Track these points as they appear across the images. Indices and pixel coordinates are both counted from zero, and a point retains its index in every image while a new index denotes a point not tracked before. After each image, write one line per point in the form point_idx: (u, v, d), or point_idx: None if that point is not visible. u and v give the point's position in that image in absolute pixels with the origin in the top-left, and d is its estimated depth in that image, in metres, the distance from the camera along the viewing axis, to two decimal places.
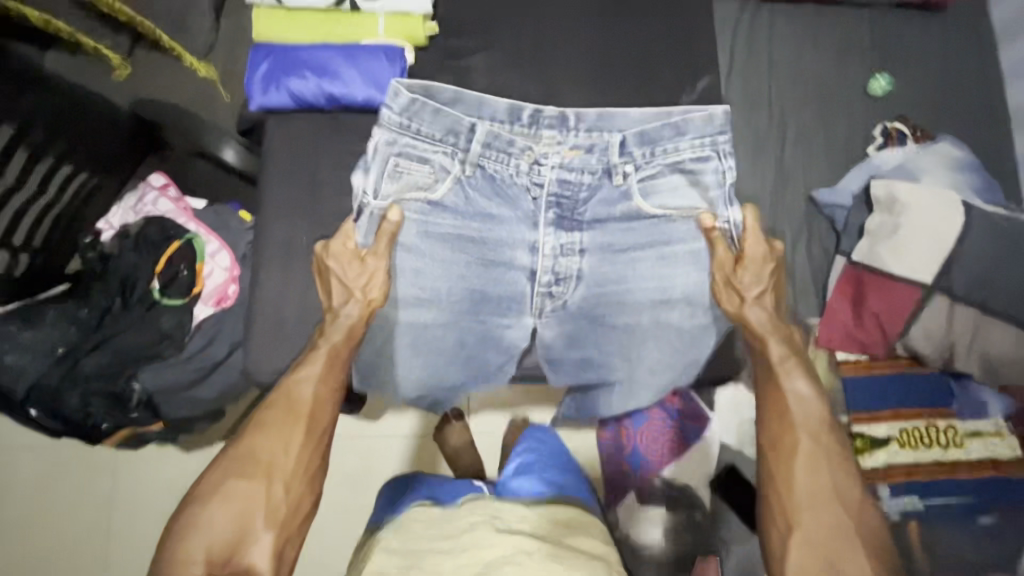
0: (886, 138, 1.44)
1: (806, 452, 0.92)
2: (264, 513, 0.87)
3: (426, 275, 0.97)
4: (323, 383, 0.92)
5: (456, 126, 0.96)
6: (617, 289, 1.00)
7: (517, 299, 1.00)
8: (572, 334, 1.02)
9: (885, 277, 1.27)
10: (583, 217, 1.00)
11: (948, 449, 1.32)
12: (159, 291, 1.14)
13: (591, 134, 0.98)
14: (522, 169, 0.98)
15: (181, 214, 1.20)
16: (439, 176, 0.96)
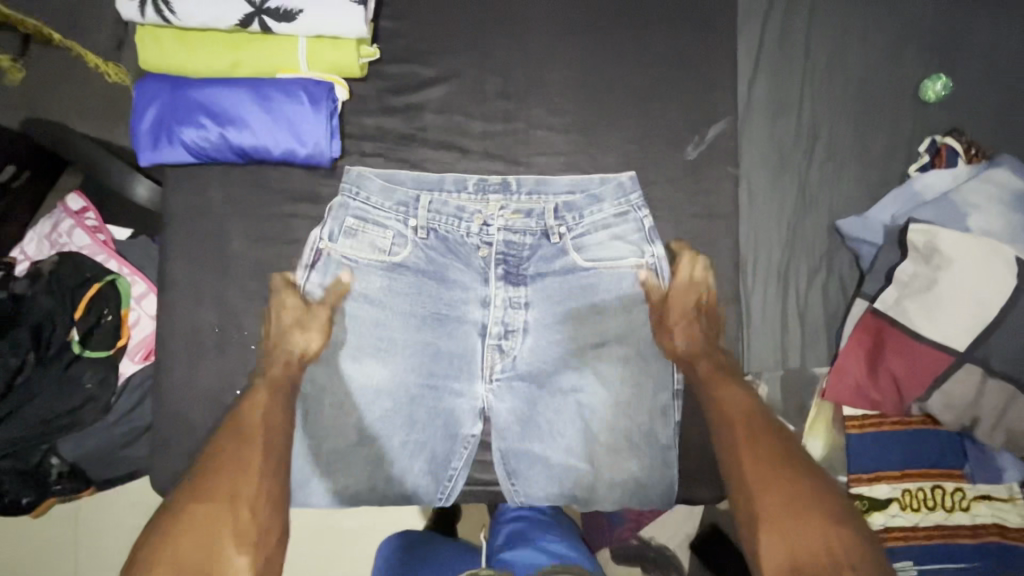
0: (934, 156, 1.22)
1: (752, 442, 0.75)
2: (231, 537, 0.64)
3: (359, 349, 0.75)
4: (271, 407, 0.74)
5: (395, 196, 0.77)
6: (582, 361, 0.77)
7: (468, 367, 0.77)
8: (532, 417, 0.76)
9: (910, 336, 1.11)
10: (531, 273, 0.77)
11: (952, 512, 1.20)
12: (78, 342, 1.00)
13: (529, 199, 0.78)
14: (471, 231, 0.78)
15: (100, 249, 1.05)
16: (390, 234, 0.76)
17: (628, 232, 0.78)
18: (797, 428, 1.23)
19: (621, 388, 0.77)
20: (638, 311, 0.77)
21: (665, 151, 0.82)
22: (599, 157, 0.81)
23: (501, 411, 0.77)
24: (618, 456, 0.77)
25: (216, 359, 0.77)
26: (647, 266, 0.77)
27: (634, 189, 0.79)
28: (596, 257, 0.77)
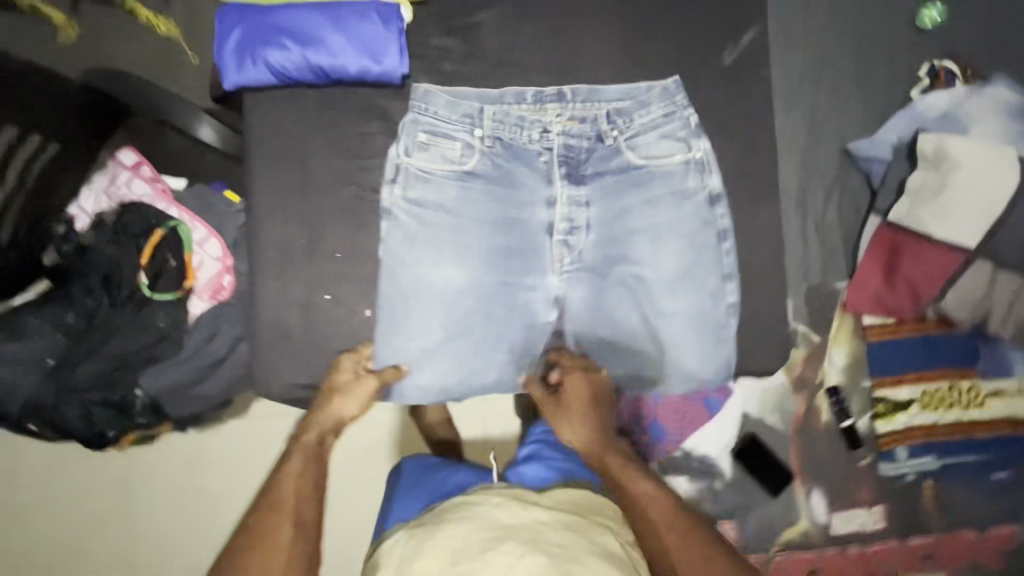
0: (933, 79, 1.30)
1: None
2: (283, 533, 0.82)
3: (438, 254, 0.81)
4: (302, 478, 0.88)
5: (461, 107, 0.83)
6: (639, 253, 0.83)
7: (538, 264, 0.83)
8: (597, 306, 0.84)
9: (926, 241, 1.20)
10: (589, 174, 0.84)
11: (968, 409, 1.29)
12: (147, 285, 1.05)
13: (583, 106, 0.84)
14: (533, 138, 0.84)
15: (159, 197, 1.09)
16: (460, 144, 0.82)
17: (675, 130, 0.84)
18: (821, 341, 1.30)
19: (677, 275, 0.83)
20: (688, 204, 0.83)
21: (704, 59, 0.87)
22: (644, 66, 0.86)
23: (572, 299, 0.84)
24: (676, 335, 0.83)
25: (304, 269, 0.81)
26: (694, 160, 0.83)
27: (678, 91, 0.84)
28: (653, 154, 0.83)
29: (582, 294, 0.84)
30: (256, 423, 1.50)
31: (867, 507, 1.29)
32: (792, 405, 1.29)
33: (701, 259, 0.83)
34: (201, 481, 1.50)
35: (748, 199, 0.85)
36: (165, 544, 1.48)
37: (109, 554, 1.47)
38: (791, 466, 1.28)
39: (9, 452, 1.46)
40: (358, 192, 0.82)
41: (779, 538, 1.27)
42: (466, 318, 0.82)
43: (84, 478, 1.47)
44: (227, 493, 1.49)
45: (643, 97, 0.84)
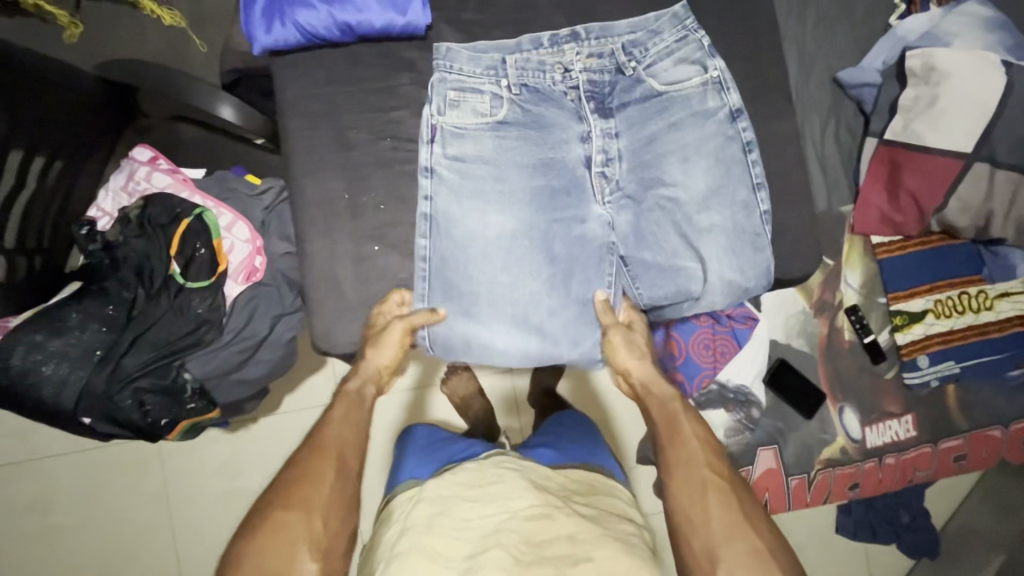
0: (908, 5, 1.38)
1: (711, 478, 0.85)
2: (329, 476, 0.84)
3: (484, 201, 0.82)
4: (348, 426, 0.91)
5: (483, 59, 0.84)
6: (674, 176, 0.85)
7: (581, 199, 0.84)
8: (644, 232, 0.85)
9: (921, 152, 1.25)
10: (616, 106, 0.85)
11: (979, 312, 1.35)
12: (180, 274, 1.05)
13: (600, 43, 0.86)
14: (557, 79, 0.85)
15: (182, 187, 1.10)
16: (488, 95, 0.83)
17: (690, 54, 0.86)
18: (836, 263, 1.35)
19: (713, 194, 0.86)
20: (712, 123, 0.86)
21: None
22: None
23: (618, 229, 0.85)
24: (724, 250, 0.86)
25: (350, 223, 0.82)
26: (712, 80, 0.86)
27: (688, 17, 0.87)
28: (675, 78, 0.86)
29: (629, 225, 0.85)
30: (288, 415, 1.49)
31: (897, 418, 1.35)
32: (814, 328, 1.34)
33: (733, 170, 0.86)
34: (237, 484, 1.48)
35: (764, 113, 0.89)
36: (210, 550, 1.46)
37: (152, 566, 1.45)
38: (821, 387, 1.33)
39: (43, 478, 1.43)
40: (396, 144, 0.84)
41: (819, 457, 1.32)
42: (521, 264, 0.82)
43: (120, 494, 1.45)
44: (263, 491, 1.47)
45: (656, 27, 0.86)
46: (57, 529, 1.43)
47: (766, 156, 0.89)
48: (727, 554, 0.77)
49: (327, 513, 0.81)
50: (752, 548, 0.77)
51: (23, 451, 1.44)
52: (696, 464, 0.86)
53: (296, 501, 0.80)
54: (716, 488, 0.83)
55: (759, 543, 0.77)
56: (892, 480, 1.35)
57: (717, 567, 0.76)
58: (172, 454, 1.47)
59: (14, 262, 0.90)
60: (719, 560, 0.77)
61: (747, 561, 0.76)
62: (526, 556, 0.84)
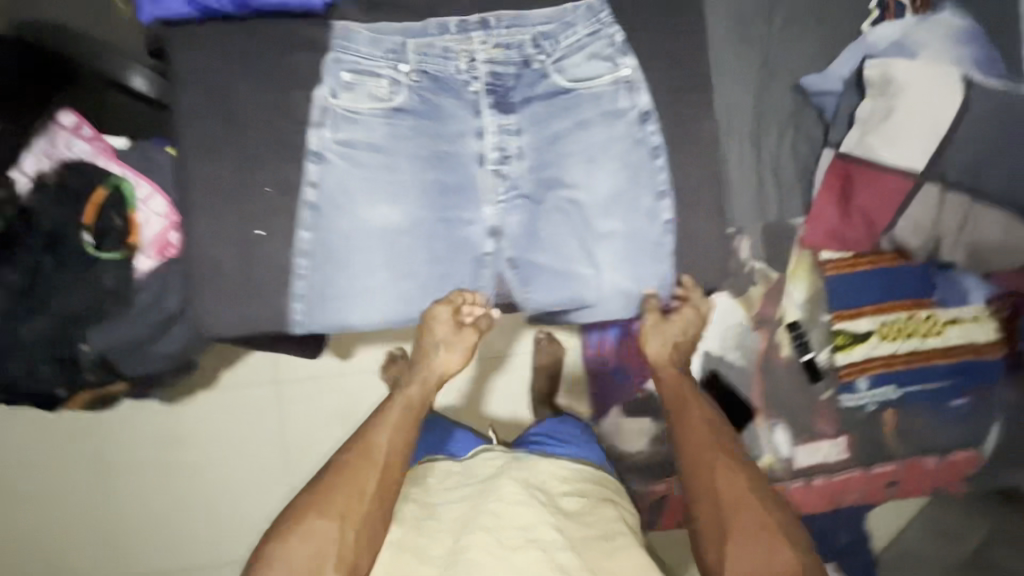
0: (883, 11, 1.28)
1: (721, 461, 0.99)
2: (371, 490, 0.95)
3: (374, 193, 0.80)
4: (396, 433, 1.00)
5: (385, 42, 0.80)
6: (574, 177, 0.82)
7: (475, 197, 0.82)
8: (537, 233, 0.83)
9: (874, 168, 1.20)
10: (518, 101, 0.82)
11: (927, 338, 1.30)
12: (93, 245, 1.03)
13: (510, 32, 0.82)
14: (461, 68, 0.81)
15: (102, 156, 1.07)
16: (386, 80, 0.80)
17: (602, 49, 0.83)
18: (780, 277, 1.33)
19: (614, 199, 0.82)
20: (621, 124, 0.82)
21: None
22: None
23: (509, 229, 0.83)
24: (615, 253, 0.83)
25: (233, 205, 0.80)
26: (623, 79, 0.82)
27: (603, 10, 0.83)
28: (581, 75, 0.82)
29: (522, 223, 0.83)
30: (228, 390, 1.57)
31: (829, 439, 1.33)
32: (751, 342, 1.36)
33: (638, 175, 0.82)
34: (178, 454, 1.56)
35: (682, 115, 0.83)
36: (152, 516, 1.55)
37: (92, 525, 1.53)
38: (752, 402, 1.34)
39: None
40: (286, 125, 0.80)
41: None
42: (406, 259, 0.81)
43: (65, 456, 1.52)
44: (202, 460, 1.56)
45: (569, 19, 0.83)
46: (7, 482, 1.51)
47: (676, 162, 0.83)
48: (736, 523, 0.92)
49: (359, 527, 0.93)
50: (760, 519, 0.92)
51: None
52: (705, 442, 1.02)
53: (333, 510, 0.93)
54: (725, 466, 0.98)
55: (770, 517, 0.92)
56: (819, 500, 1.34)
57: (727, 535, 0.92)
58: (116, 422, 1.54)
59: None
60: (727, 531, 0.92)
61: (751, 532, 0.91)
62: (511, 539, 0.95)
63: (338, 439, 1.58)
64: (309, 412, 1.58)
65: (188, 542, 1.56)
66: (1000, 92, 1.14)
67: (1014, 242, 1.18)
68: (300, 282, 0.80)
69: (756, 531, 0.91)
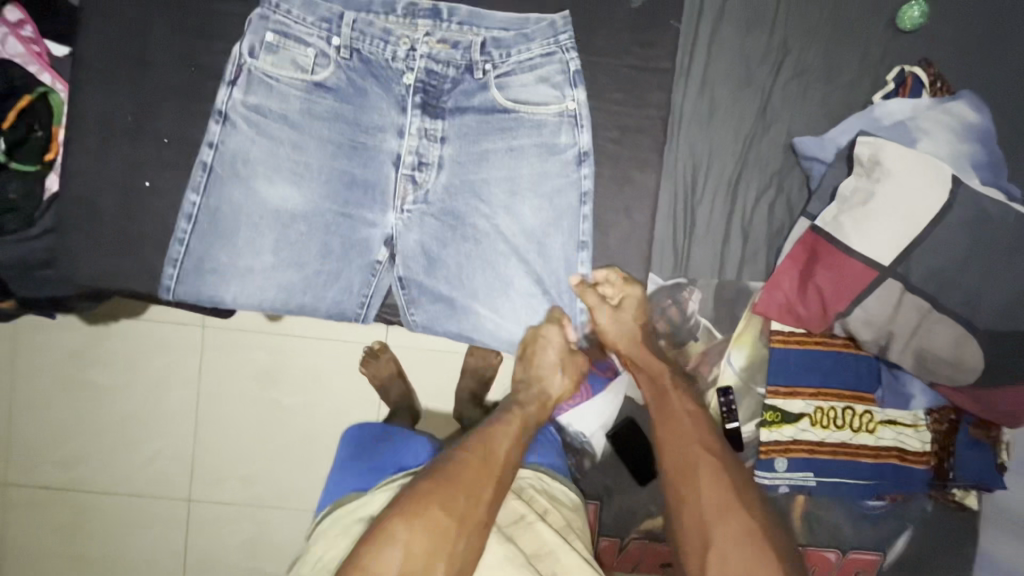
0: (899, 85, 1.23)
1: (701, 458, 1.03)
2: (483, 490, 0.95)
3: (274, 170, 0.86)
4: (515, 445, 1.03)
5: (326, 13, 0.83)
6: (483, 194, 0.91)
7: (383, 199, 0.90)
8: (434, 237, 0.92)
9: (841, 248, 1.12)
10: (444, 108, 0.88)
11: (857, 433, 1.26)
12: (3, 151, 0.98)
13: (459, 30, 0.86)
14: (397, 55, 0.86)
15: (34, 62, 1.01)
16: (312, 51, 0.84)
17: (553, 74, 0.89)
18: (723, 338, 1.26)
19: (508, 221, 0.92)
20: (556, 160, 0.91)
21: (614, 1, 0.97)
22: None
23: (408, 234, 0.91)
24: (507, 274, 0.94)
25: (127, 148, 0.89)
26: (568, 112, 0.90)
27: (564, 37, 0.89)
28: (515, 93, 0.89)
29: (422, 221, 0.91)
30: (152, 322, 1.53)
31: None
32: None
33: (541, 207, 0.92)
34: (88, 375, 1.53)
35: None
36: (53, 431, 1.54)
37: None
38: None
39: None
40: None
41: (640, 527, 1.25)
42: (301, 245, 0.89)
43: None
44: (110, 385, 1.54)
45: (522, 35, 0.88)
46: None
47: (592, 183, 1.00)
48: (720, 530, 0.95)
49: (474, 529, 0.91)
50: (743, 524, 0.95)
51: None
52: (686, 444, 1.04)
53: (454, 508, 0.92)
54: (710, 470, 1.01)
55: (753, 523, 0.96)
56: None
57: (709, 541, 0.95)
58: (30, 330, 1.52)
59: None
60: (711, 539, 0.95)
61: (735, 541, 0.94)
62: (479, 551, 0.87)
63: (252, 396, 1.54)
64: (226, 362, 1.54)
65: (85, 464, 1.55)
66: (983, 202, 1.09)
67: (964, 360, 1.12)
68: (177, 251, 0.86)
69: (746, 540, 0.94)
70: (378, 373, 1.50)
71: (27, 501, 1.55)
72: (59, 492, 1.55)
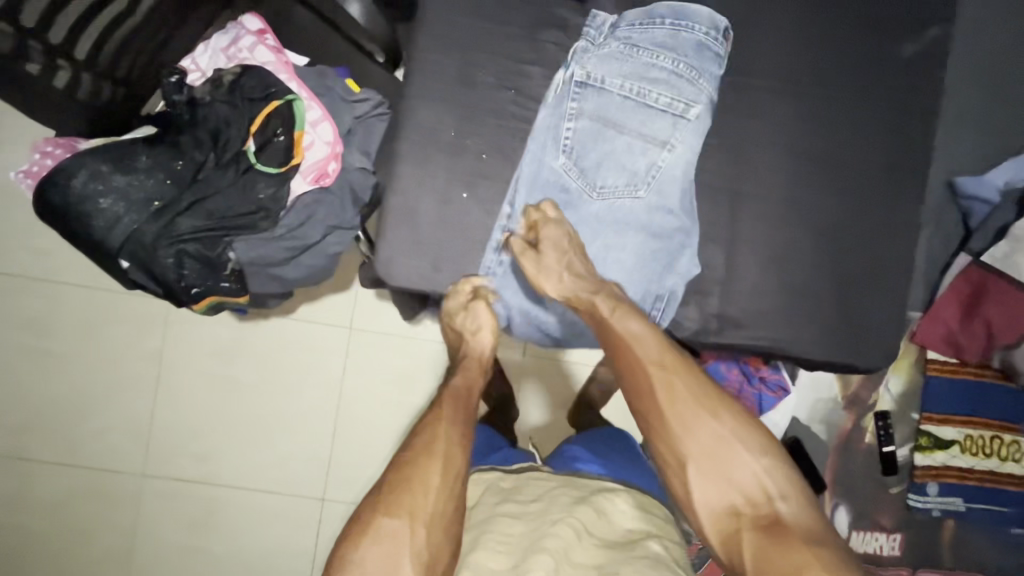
0: None
1: (660, 380, 0.80)
2: (437, 479, 0.79)
3: (585, 191, 0.87)
4: (453, 423, 0.84)
5: (634, 46, 0.86)
6: (780, 221, 0.91)
7: (631, 231, 0.88)
8: (668, 271, 0.89)
9: (1012, 286, 1.23)
10: (727, 132, 0.90)
11: (1005, 462, 1.30)
12: (253, 153, 1.02)
13: (685, 69, 0.86)
14: (643, 90, 0.86)
15: (282, 70, 1.05)
16: (622, 80, 0.86)
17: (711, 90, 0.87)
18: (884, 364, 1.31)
19: (811, 253, 0.91)
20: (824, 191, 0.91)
21: (884, 44, 0.91)
22: (811, 55, 0.90)
23: (652, 269, 0.88)
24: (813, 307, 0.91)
25: (445, 161, 0.87)
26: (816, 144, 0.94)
27: (686, 29, 0.87)
28: (818, 130, 0.91)
29: (664, 257, 0.88)
30: (296, 323, 1.54)
31: (886, 533, 1.34)
32: (839, 419, 1.33)
33: (830, 236, 0.91)
34: (232, 371, 1.54)
35: (870, 204, 0.92)
36: (192, 427, 1.53)
37: (129, 417, 1.52)
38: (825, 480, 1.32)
39: (51, 301, 1.49)
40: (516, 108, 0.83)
41: None
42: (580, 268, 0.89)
43: (116, 344, 1.51)
44: (254, 384, 1.54)
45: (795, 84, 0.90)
46: (57, 353, 1.50)
47: (863, 221, 0.92)
48: (692, 446, 0.78)
49: (432, 525, 0.75)
50: (714, 434, 0.78)
51: (45, 269, 1.48)
52: (641, 369, 0.81)
53: (399, 510, 0.76)
54: (671, 388, 0.80)
55: (719, 429, 0.79)
56: None
57: (686, 464, 0.78)
58: (179, 323, 1.52)
59: (51, 64, 0.86)
60: (687, 459, 0.78)
61: (705, 454, 0.78)
62: None
63: (393, 400, 1.56)
64: (370, 365, 1.55)
65: (220, 461, 1.54)
66: None
67: None
68: (493, 259, 0.89)
69: (723, 453, 0.78)
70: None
71: (163, 495, 1.53)
72: (190, 487, 1.54)
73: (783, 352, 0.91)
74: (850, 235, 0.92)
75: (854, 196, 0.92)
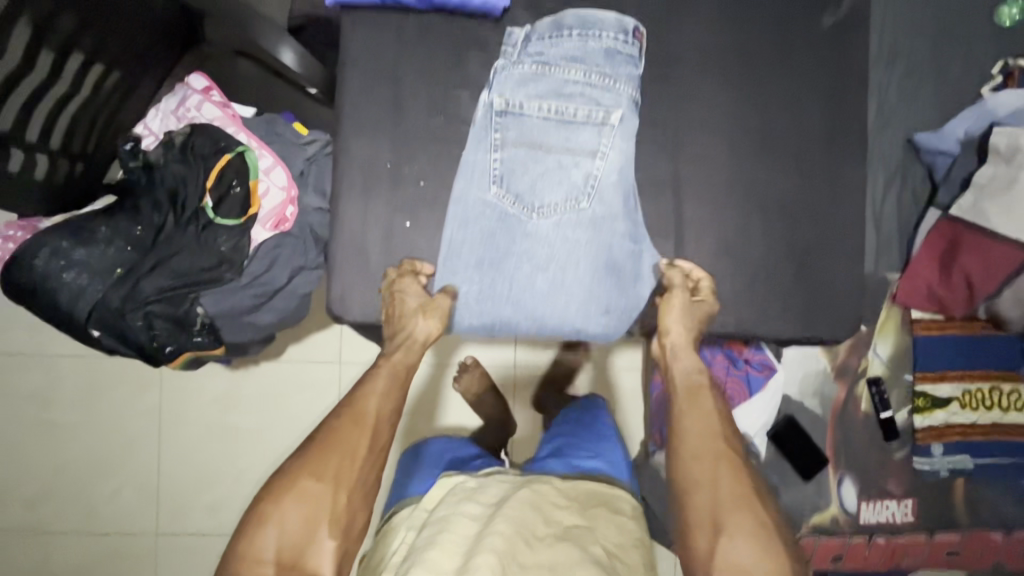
0: (1005, 78, 1.27)
1: (726, 455, 0.84)
2: (366, 450, 0.85)
3: (530, 210, 0.88)
4: (385, 401, 0.88)
5: (541, 61, 0.87)
6: (719, 206, 0.91)
7: (580, 241, 0.88)
8: (623, 273, 0.90)
9: (985, 235, 1.17)
10: (662, 125, 0.91)
11: (1008, 412, 1.28)
12: (212, 208, 1.02)
13: (601, 74, 0.87)
14: (562, 104, 0.87)
15: (230, 124, 1.07)
16: (536, 95, 0.87)
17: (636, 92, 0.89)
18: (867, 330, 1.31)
19: (762, 234, 0.92)
20: (764, 169, 0.92)
21: (806, 21, 0.92)
22: (734, 38, 0.92)
23: (613, 272, 0.90)
24: (780, 286, 0.92)
25: (387, 193, 0.89)
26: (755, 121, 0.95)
27: (593, 37, 0.88)
28: (756, 112, 0.92)
29: (615, 261, 0.90)
30: (284, 364, 1.55)
31: (896, 500, 1.32)
32: (830, 391, 1.32)
33: (776, 215, 0.92)
34: (231, 418, 1.55)
35: (815, 179, 0.93)
36: (197, 478, 1.55)
37: (135, 476, 1.54)
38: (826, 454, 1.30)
39: (46, 374, 1.52)
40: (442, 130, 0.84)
41: (807, 521, 1.30)
42: (541, 285, 0.89)
43: (115, 405, 1.53)
44: (252, 428, 1.55)
45: (719, 68, 0.91)
46: (57, 423, 1.52)
47: (814, 195, 0.92)
48: (732, 518, 0.79)
49: (351, 495, 0.82)
50: (754, 517, 0.79)
51: (35, 342, 1.51)
52: (710, 436, 0.86)
53: (325, 476, 0.81)
54: (728, 463, 0.83)
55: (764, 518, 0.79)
56: (877, 561, 1.32)
57: (719, 529, 0.78)
58: (173, 378, 1.54)
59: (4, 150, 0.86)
60: (722, 526, 0.78)
61: (749, 534, 0.77)
62: None
63: None
64: None
65: (228, 508, 1.55)
66: None
67: None
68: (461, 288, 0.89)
69: (757, 533, 0.78)
70: (470, 387, 1.36)
71: (177, 549, 1.54)
72: (203, 538, 1.55)
73: (748, 333, 0.92)
74: (802, 211, 0.92)
75: (801, 171, 0.92)
